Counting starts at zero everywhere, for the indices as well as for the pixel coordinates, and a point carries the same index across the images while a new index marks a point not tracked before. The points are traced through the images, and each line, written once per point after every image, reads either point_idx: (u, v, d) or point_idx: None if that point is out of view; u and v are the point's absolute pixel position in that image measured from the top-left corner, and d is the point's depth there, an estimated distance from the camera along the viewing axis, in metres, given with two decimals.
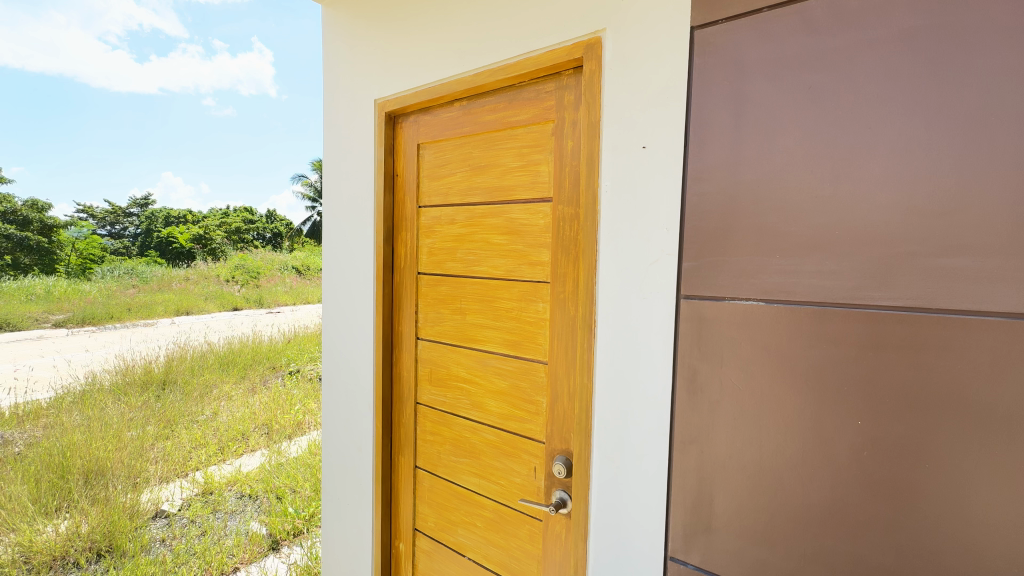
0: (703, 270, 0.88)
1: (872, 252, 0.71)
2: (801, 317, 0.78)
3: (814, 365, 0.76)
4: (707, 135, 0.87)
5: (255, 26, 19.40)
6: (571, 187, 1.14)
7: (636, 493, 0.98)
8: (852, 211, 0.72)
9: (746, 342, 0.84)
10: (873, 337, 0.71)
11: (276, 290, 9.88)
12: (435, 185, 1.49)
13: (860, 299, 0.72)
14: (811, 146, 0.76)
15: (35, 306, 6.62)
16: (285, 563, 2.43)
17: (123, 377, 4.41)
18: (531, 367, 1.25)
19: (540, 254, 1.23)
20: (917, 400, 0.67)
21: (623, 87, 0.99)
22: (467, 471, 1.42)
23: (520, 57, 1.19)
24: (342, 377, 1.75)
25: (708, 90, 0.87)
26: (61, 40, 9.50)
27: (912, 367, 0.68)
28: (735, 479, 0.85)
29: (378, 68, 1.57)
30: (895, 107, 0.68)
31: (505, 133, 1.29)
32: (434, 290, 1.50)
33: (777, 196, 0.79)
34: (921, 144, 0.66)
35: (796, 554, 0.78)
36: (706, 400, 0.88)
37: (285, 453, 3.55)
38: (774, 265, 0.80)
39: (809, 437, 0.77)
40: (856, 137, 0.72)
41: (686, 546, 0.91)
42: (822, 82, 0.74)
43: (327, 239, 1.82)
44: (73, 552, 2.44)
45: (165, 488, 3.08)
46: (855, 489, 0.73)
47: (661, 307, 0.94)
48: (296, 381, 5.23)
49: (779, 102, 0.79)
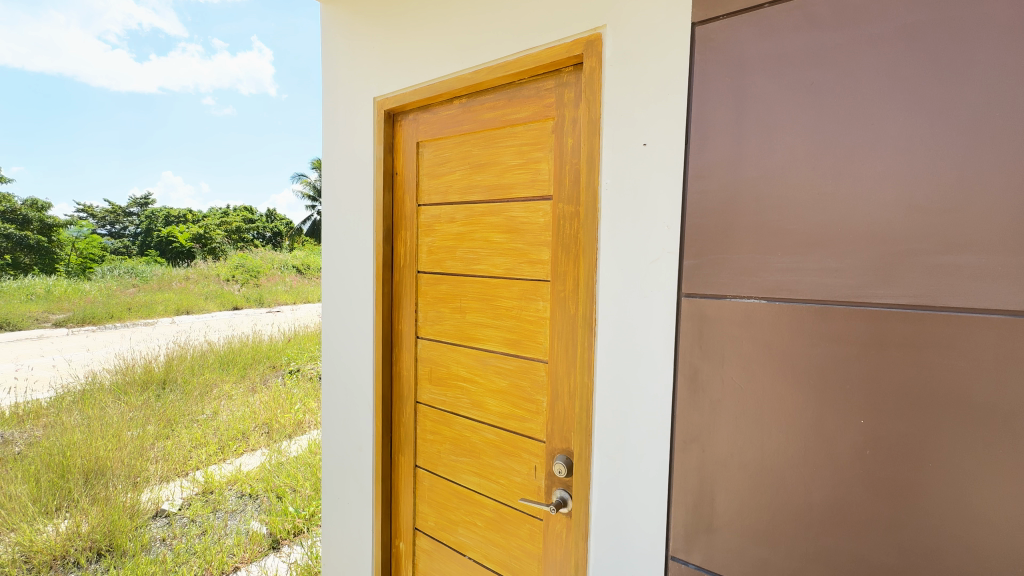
0: (704, 268, 0.88)
1: (875, 249, 0.70)
2: (803, 316, 0.77)
3: (816, 364, 0.76)
4: (708, 132, 0.86)
5: (254, 25, 19.37)
6: (571, 185, 1.14)
7: (637, 492, 0.98)
8: (854, 208, 0.72)
9: (748, 340, 0.83)
10: (876, 336, 0.70)
11: (276, 290, 9.88)
12: (435, 183, 1.48)
13: (862, 297, 0.72)
14: (813, 143, 0.75)
15: (35, 306, 6.61)
16: (286, 562, 2.43)
17: (123, 377, 4.40)
18: (532, 366, 1.24)
19: (541, 252, 1.22)
20: (919, 398, 0.67)
21: (624, 84, 0.98)
22: (467, 470, 1.41)
23: (520, 54, 1.18)
24: (342, 376, 1.74)
25: (709, 87, 0.86)
26: (60, 39, 9.51)
27: (915, 366, 0.67)
28: (736, 479, 0.85)
29: (377, 66, 1.57)
30: (898, 104, 0.68)
31: (504, 131, 1.29)
32: (434, 289, 1.50)
33: (778, 194, 0.79)
34: (923, 142, 0.66)
35: (796, 553, 0.78)
36: (708, 400, 0.88)
37: (285, 452, 3.55)
38: (776, 263, 0.80)
39: (811, 436, 0.76)
40: (858, 134, 0.71)
41: (686, 545, 0.90)
42: (823, 78, 0.74)
43: (326, 237, 1.81)
44: (73, 552, 2.43)
45: (166, 487, 3.08)
46: (857, 488, 0.72)
47: (662, 305, 0.94)
48: (296, 380, 5.23)
49: (780, 99, 0.78)
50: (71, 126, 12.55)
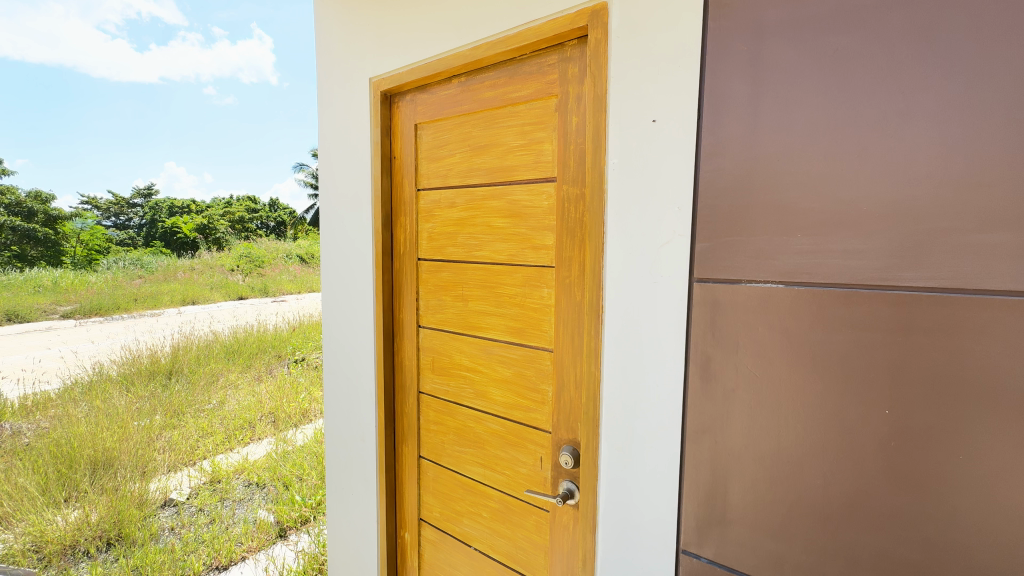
0: (718, 251, 0.83)
1: (902, 228, 0.65)
2: (823, 301, 0.73)
3: (835, 351, 0.72)
4: (722, 107, 0.81)
5: (252, 10, 19.09)
6: (575, 166, 1.09)
7: (645, 484, 0.95)
8: (877, 184, 0.67)
9: (765, 327, 0.79)
10: (903, 321, 0.66)
11: (280, 279, 9.89)
12: (434, 166, 1.44)
13: (890, 280, 0.67)
14: (837, 116, 0.70)
15: (43, 298, 6.68)
16: (293, 550, 2.45)
17: (129, 367, 4.44)
18: (536, 355, 1.21)
19: (545, 237, 1.18)
20: (946, 387, 0.63)
21: (631, 57, 0.93)
22: (472, 461, 1.39)
23: (520, 28, 1.13)
24: (344, 366, 1.71)
25: (724, 57, 0.81)
26: (59, 29, 9.50)
27: (944, 352, 0.63)
28: (750, 470, 0.82)
29: (373, 43, 1.51)
30: (933, 69, 0.62)
31: (506, 111, 1.24)
32: (435, 277, 1.46)
33: (797, 171, 0.74)
34: (959, 111, 0.61)
35: (812, 548, 0.75)
36: (720, 389, 0.84)
37: (291, 441, 3.57)
38: (795, 244, 0.75)
39: (830, 427, 0.73)
40: (886, 104, 0.66)
41: (699, 539, 0.88)
42: (848, 44, 0.68)
43: (326, 225, 1.76)
44: (82, 542, 2.46)
45: (173, 477, 3.11)
46: (878, 481, 0.69)
47: (673, 292, 0.89)
48: (301, 369, 5.25)
49: (801, 69, 0.73)
50: (71, 117, 12.46)
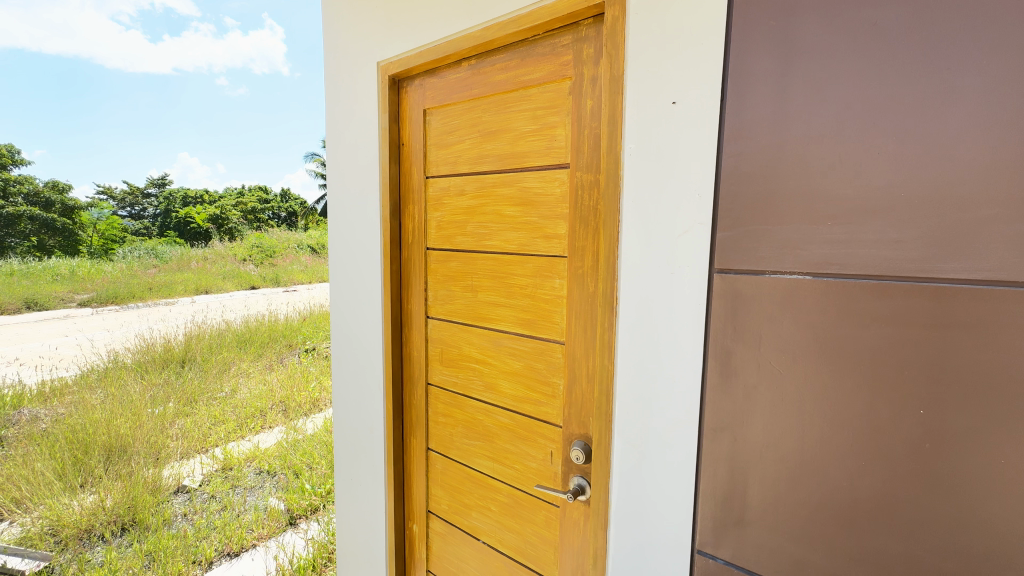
0: (741, 240, 0.79)
1: (943, 217, 0.61)
2: (853, 294, 0.69)
3: (866, 347, 0.68)
4: (748, 87, 0.77)
5: None
6: (589, 152, 1.05)
7: (660, 482, 0.92)
8: (918, 168, 0.62)
9: (788, 321, 0.76)
10: (941, 315, 0.62)
11: (291, 269, 9.95)
12: (443, 153, 1.40)
13: (929, 272, 0.63)
14: (875, 95, 0.65)
15: (60, 286, 6.79)
16: (303, 538, 2.48)
17: (144, 355, 4.50)
18: (548, 347, 1.18)
19: (557, 226, 1.14)
20: (987, 387, 0.59)
21: (650, 35, 0.88)
22: (480, 454, 1.38)
23: (533, 7, 1.08)
24: (353, 356, 1.70)
25: (750, 34, 0.76)
26: (75, 20, 9.58)
27: (985, 350, 0.59)
28: (772, 470, 0.78)
29: (381, 26, 1.47)
30: (984, 41, 0.57)
31: (518, 94, 1.20)
32: (445, 267, 1.43)
33: (827, 154, 0.69)
34: (1009, 89, 0.56)
35: (836, 553, 0.72)
36: (741, 386, 0.81)
37: (302, 430, 3.61)
38: (824, 234, 0.71)
39: (858, 427, 0.69)
40: (929, 83, 0.61)
41: (715, 539, 0.85)
42: (889, 16, 0.63)
43: (333, 214, 1.74)
44: (97, 526, 2.50)
45: (186, 464, 3.16)
46: (909, 484, 0.65)
47: (692, 283, 0.85)
48: (311, 358, 5.29)
49: (836, 45, 0.68)
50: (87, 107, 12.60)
